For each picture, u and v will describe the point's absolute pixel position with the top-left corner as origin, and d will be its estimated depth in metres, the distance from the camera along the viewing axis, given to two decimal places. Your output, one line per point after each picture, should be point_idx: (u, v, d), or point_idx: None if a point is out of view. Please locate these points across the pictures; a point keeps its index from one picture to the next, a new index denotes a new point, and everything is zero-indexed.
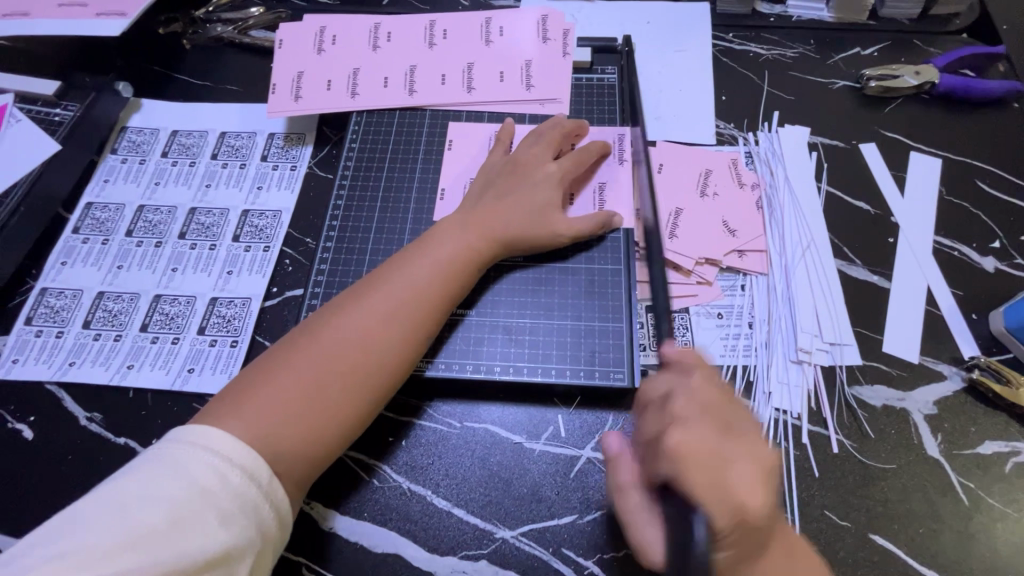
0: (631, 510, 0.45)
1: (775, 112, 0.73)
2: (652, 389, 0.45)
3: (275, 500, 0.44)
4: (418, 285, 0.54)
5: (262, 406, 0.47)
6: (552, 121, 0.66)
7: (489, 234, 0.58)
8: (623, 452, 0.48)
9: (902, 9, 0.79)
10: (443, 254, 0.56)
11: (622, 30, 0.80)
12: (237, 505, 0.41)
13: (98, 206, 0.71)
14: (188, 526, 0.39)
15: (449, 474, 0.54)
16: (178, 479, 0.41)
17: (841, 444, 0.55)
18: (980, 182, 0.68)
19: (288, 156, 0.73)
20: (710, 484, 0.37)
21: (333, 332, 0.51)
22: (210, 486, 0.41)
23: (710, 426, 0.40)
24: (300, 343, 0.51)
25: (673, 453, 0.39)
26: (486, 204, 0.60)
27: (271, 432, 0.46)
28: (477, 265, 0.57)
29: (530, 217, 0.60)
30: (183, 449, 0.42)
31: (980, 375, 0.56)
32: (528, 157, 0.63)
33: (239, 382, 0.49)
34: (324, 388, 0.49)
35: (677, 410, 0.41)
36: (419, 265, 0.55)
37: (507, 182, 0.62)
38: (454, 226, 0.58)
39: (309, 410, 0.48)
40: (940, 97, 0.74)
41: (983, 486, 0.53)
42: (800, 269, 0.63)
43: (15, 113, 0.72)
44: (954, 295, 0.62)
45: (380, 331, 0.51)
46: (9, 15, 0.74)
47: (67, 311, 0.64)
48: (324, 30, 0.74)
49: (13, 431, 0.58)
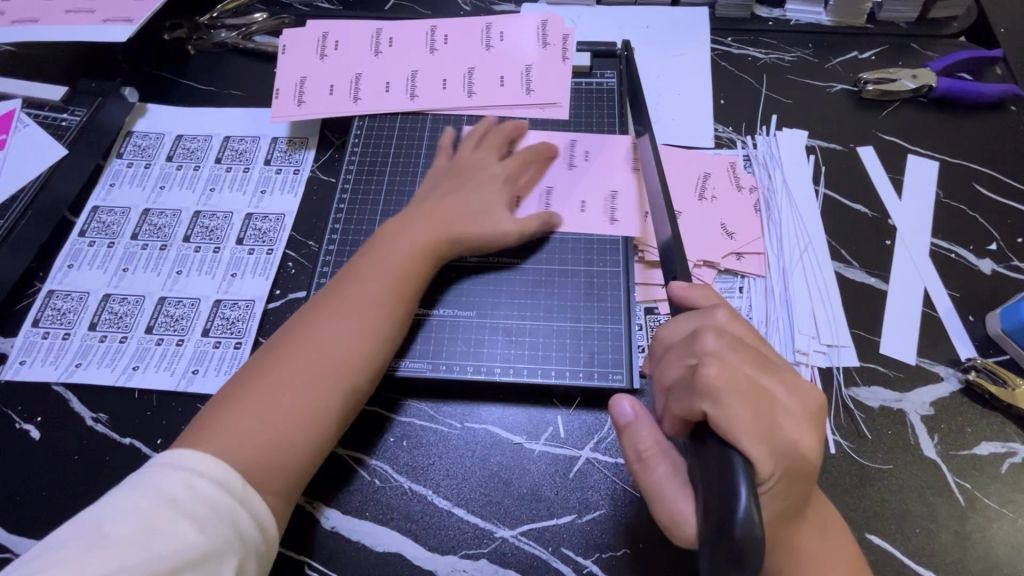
0: (656, 475, 0.42)
1: (773, 116, 0.74)
2: (673, 331, 0.46)
3: (252, 505, 0.45)
4: (389, 285, 0.55)
5: (242, 414, 0.48)
6: (494, 127, 0.68)
7: (445, 237, 0.59)
8: (638, 418, 0.44)
9: (900, 13, 0.79)
10: (414, 253, 0.57)
11: (621, 34, 0.81)
12: (211, 512, 0.42)
13: (103, 210, 0.72)
14: (162, 534, 0.40)
15: (450, 474, 0.55)
16: (151, 494, 0.41)
17: (838, 445, 0.55)
18: (977, 184, 0.69)
19: (291, 160, 0.74)
20: (757, 417, 0.38)
21: (296, 343, 0.52)
22: (181, 497, 0.42)
23: (747, 361, 0.41)
24: (276, 351, 0.52)
25: (717, 387, 0.38)
26: (434, 204, 0.61)
27: (246, 447, 0.46)
28: (431, 265, 0.58)
29: (477, 217, 0.61)
30: (159, 465, 0.44)
31: (976, 376, 0.57)
32: (472, 160, 0.65)
33: (210, 406, 0.50)
34: (292, 397, 0.49)
35: (709, 345, 0.41)
36: (375, 268, 0.56)
37: (454, 182, 0.63)
38: (405, 228, 0.59)
39: (280, 420, 0.48)
40: (938, 100, 0.74)
41: (980, 486, 0.53)
42: (798, 271, 0.63)
43: (24, 118, 0.73)
44: (951, 297, 0.62)
45: (341, 335, 0.52)
46: (17, 22, 0.75)
47: (73, 313, 0.65)
48: (327, 36, 0.75)
49: (20, 432, 0.59)
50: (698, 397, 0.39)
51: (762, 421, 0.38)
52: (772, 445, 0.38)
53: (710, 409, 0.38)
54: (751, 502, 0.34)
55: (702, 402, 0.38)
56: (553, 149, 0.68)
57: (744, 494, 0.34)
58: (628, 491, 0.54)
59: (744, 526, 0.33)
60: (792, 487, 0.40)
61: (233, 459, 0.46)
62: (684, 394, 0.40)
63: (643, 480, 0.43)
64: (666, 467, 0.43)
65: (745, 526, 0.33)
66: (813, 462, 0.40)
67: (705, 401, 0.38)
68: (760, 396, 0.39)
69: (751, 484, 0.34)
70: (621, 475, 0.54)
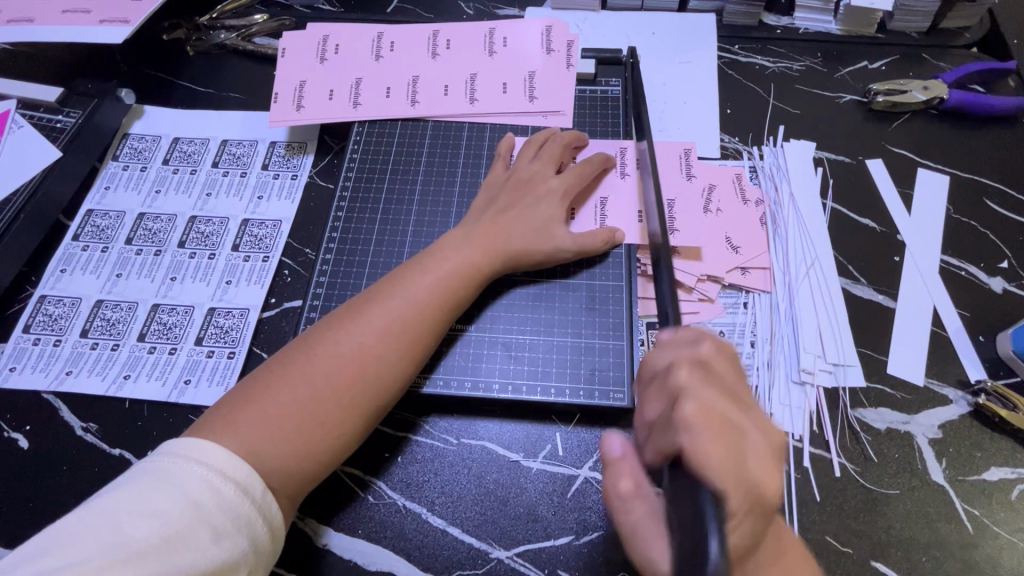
0: (635, 515, 0.40)
1: (780, 126, 0.73)
2: (660, 359, 0.45)
3: (269, 515, 0.43)
4: (422, 301, 0.53)
5: (258, 419, 0.46)
6: (555, 136, 0.66)
7: (492, 252, 0.57)
8: (625, 456, 0.42)
9: (912, 23, 0.78)
10: (448, 268, 0.55)
11: (627, 40, 0.79)
12: (230, 520, 0.41)
13: (98, 213, 0.70)
14: (181, 541, 0.38)
15: (445, 492, 0.54)
16: (171, 494, 0.40)
17: (843, 468, 0.54)
18: (988, 200, 0.67)
19: (289, 165, 0.73)
20: (728, 453, 0.36)
21: (332, 348, 0.50)
22: (203, 501, 0.40)
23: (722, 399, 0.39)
24: (299, 355, 0.50)
25: (691, 422, 0.37)
26: (491, 219, 0.59)
27: (264, 447, 0.45)
28: (479, 281, 0.57)
29: (534, 233, 0.59)
30: (176, 461, 0.42)
31: (985, 400, 0.55)
32: (529, 172, 0.63)
33: (234, 397, 0.48)
34: (320, 404, 0.48)
35: (683, 380, 0.40)
36: (423, 280, 0.54)
37: (512, 196, 0.61)
38: (458, 242, 0.57)
39: (305, 426, 0.47)
40: (949, 112, 0.73)
41: (988, 513, 0.52)
42: (804, 288, 0.62)
43: (18, 119, 0.72)
44: (961, 316, 0.61)
45: (379, 347, 0.51)
46: (14, 21, 0.74)
47: (65, 319, 0.64)
48: (328, 39, 0.74)
49: (9, 440, 0.58)
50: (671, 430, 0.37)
51: (732, 456, 0.36)
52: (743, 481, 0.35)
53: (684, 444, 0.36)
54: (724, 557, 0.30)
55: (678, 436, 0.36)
56: (608, 158, 0.65)
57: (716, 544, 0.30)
58: None
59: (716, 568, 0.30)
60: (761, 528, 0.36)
61: (254, 462, 0.45)
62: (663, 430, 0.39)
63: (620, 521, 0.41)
64: (645, 508, 0.41)
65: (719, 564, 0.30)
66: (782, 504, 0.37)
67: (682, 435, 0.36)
68: (729, 431, 0.37)
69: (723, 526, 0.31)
70: None
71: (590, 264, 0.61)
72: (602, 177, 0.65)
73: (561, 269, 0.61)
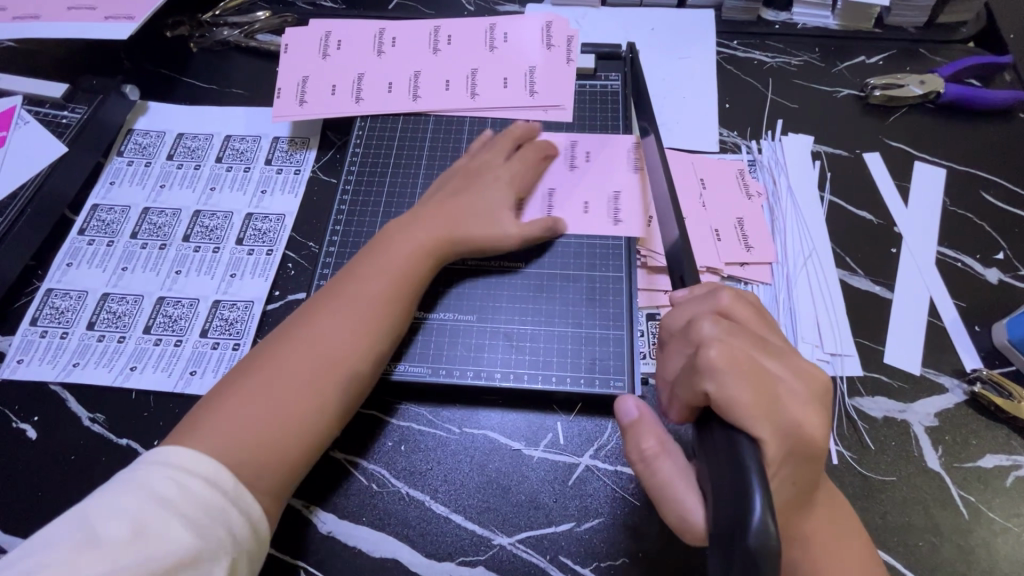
0: (661, 474, 0.42)
1: (779, 120, 0.73)
2: (678, 316, 0.45)
3: (244, 505, 0.44)
4: (383, 286, 0.54)
5: (234, 417, 0.47)
6: (505, 130, 0.67)
7: (453, 237, 0.58)
8: (643, 416, 0.44)
9: (909, 18, 0.79)
10: (406, 253, 0.56)
11: (626, 36, 0.80)
12: (202, 511, 0.41)
13: (104, 208, 0.71)
14: (152, 534, 0.39)
15: (448, 480, 0.55)
16: (139, 493, 0.41)
17: (840, 456, 0.54)
18: (985, 193, 0.68)
19: (292, 160, 0.74)
20: (759, 393, 0.37)
21: (297, 341, 0.51)
22: (169, 495, 0.41)
23: (747, 342, 0.40)
24: (269, 353, 0.51)
25: (717, 368, 0.38)
26: (439, 206, 0.61)
27: (242, 443, 0.46)
28: (434, 263, 0.58)
29: (484, 219, 0.60)
30: (144, 465, 0.43)
31: (981, 388, 0.56)
32: (480, 161, 0.64)
33: (207, 403, 0.49)
34: (293, 396, 0.49)
35: (709, 330, 0.40)
36: (381, 267, 0.55)
37: (461, 183, 0.63)
38: (412, 228, 0.59)
39: (281, 418, 0.48)
40: (945, 106, 0.74)
41: (984, 499, 0.52)
42: (802, 279, 0.63)
43: (24, 115, 0.73)
44: (957, 306, 0.61)
45: (346, 333, 0.52)
46: (19, 18, 0.75)
47: (71, 312, 0.65)
48: (330, 35, 0.75)
49: (17, 431, 0.59)
50: (699, 378, 0.38)
51: (764, 398, 0.37)
52: (775, 428, 0.37)
53: (712, 389, 0.37)
54: (767, 511, 0.32)
55: (704, 382, 0.38)
56: (552, 150, 0.67)
57: (759, 503, 0.32)
58: (629, 499, 0.53)
59: (757, 535, 0.31)
60: (799, 471, 0.39)
61: (233, 454, 0.45)
62: (687, 379, 0.40)
63: (649, 483, 0.43)
64: (670, 464, 0.42)
65: (759, 538, 0.31)
66: (820, 445, 0.39)
67: (707, 382, 0.38)
68: (761, 376, 0.38)
69: (767, 491, 0.33)
70: (621, 483, 0.54)
71: (535, 257, 0.62)
72: (552, 168, 0.67)
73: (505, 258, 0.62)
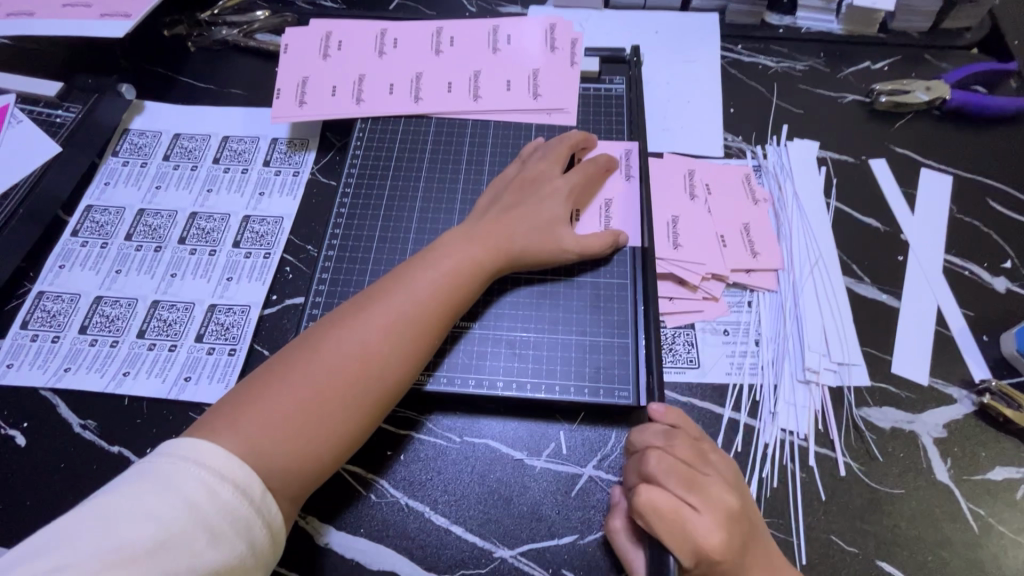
0: (635, 563, 0.48)
1: (784, 126, 0.73)
2: (639, 438, 0.50)
3: (268, 516, 0.43)
4: (424, 299, 0.53)
5: (260, 419, 0.46)
6: (560, 137, 0.65)
7: (500, 250, 0.57)
8: (622, 503, 0.51)
9: (914, 23, 0.78)
10: (449, 265, 0.55)
11: (630, 39, 0.79)
12: (228, 524, 0.40)
13: (98, 209, 0.70)
14: (178, 545, 0.38)
15: (448, 490, 0.54)
16: (168, 497, 0.39)
17: (848, 468, 0.53)
18: (991, 200, 0.67)
19: (291, 161, 0.72)
20: (672, 535, 0.43)
21: (334, 347, 0.50)
22: (200, 504, 0.40)
23: (679, 480, 0.45)
24: (300, 355, 0.50)
25: (645, 510, 0.44)
26: (495, 218, 0.59)
27: (262, 447, 0.45)
28: (482, 280, 0.56)
29: (538, 233, 0.58)
30: (174, 462, 0.41)
31: (990, 399, 0.55)
32: (535, 172, 0.62)
33: (234, 397, 0.48)
34: (319, 405, 0.48)
35: (651, 467, 0.46)
36: (424, 278, 0.54)
37: (517, 194, 0.61)
38: (460, 240, 0.57)
39: (306, 428, 0.47)
40: (952, 113, 0.73)
41: (993, 513, 0.51)
42: (808, 286, 0.62)
43: (17, 113, 0.71)
44: (965, 315, 0.61)
45: (383, 346, 0.50)
46: (13, 15, 0.74)
47: (64, 315, 0.63)
48: (330, 35, 0.74)
49: (6, 437, 0.58)
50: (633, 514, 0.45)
51: (676, 535, 0.43)
52: (687, 558, 0.43)
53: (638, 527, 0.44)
54: None
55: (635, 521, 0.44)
56: (611, 160, 0.65)
57: None
58: None
59: None
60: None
61: (254, 461, 0.44)
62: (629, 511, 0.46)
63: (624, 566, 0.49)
64: (641, 559, 0.48)
65: None
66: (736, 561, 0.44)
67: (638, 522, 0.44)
68: (683, 516, 0.44)
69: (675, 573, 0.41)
70: None
71: (592, 272, 0.61)
72: (606, 176, 0.65)
73: (564, 269, 0.61)
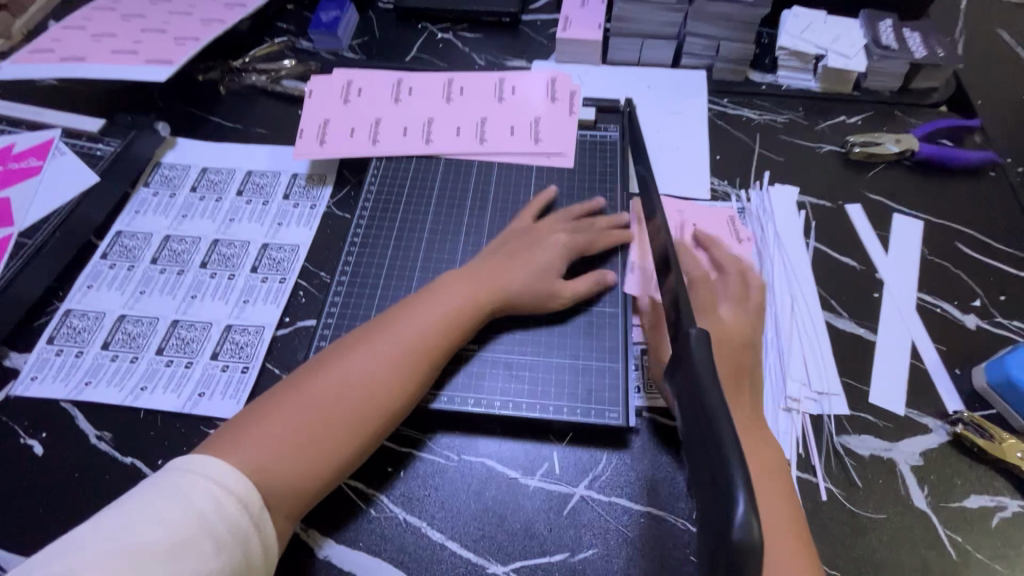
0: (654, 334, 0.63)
1: (766, 172, 0.79)
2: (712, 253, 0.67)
3: (265, 533, 0.45)
4: (428, 332, 0.57)
5: (265, 436, 0.49)
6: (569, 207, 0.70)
7: (494, 284, 0.61)
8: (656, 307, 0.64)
9: (884, 83, 0.85)
10: (452, 302, 0.59)
11: (624, 91, 0.87)
12: (231, 534, 0.43)
13: (126, 235, 0.75)
14: (185, 551, 0.41)
15: (445, 506, 0.56)
16: (179, 504, 0.42)
17: (829, 492, 0.56)
18: (960, 244, 0.72)
19: (309, 195, 0.78)
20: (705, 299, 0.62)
21: (342, 372, 0.53)
22: (208, 513, 0.43)
23: (734, 279, 0.63)
24: (308, 378, 0.53)
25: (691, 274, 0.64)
26: (489, 258, 0.64)
27: (261, 464, 0.48)
28: (480, 316, 0.60)
29: (532, 278, 0.62)
30: (185, 473, 0.44)
31: (963, 429, 0.58)
32: (542, 228, 0.67)
33: (241, 417, 0.51)
34: (322, 426, 0.51)
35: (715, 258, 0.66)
36: (429, 312, 0.58)
37: (519, 244, 0.66)
38: (463, 278, 0.62)
39: (306, 446, 0.50)
40: (921, 163, 0.79)
41: (970, 540, 0.53)
42: (789, 318, 0.66)
43: (61, 146, 0.78)
44: (938, 350, 0.64)
45: (386, 374, 0.54)
46: (65, 59, 0.81)
47: (88, 331, 0.67)
48: (351, 83, 0.81)
49: (24, 447, 0.60)
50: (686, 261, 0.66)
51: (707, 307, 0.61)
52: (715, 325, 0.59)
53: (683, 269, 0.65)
54: (750, 515, 0.33)
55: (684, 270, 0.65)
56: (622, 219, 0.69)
57: (742, 502, 0.33)
58: (622, 531, 0.54)
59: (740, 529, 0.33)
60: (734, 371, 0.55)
61: (257, 477, 0.47)
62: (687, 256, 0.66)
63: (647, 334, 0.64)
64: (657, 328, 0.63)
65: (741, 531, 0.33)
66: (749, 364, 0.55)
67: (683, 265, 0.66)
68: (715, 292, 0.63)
69: (751, 493, 0.34)
70: (615, 514, 0.55)
71: (586, 305, 0.64)
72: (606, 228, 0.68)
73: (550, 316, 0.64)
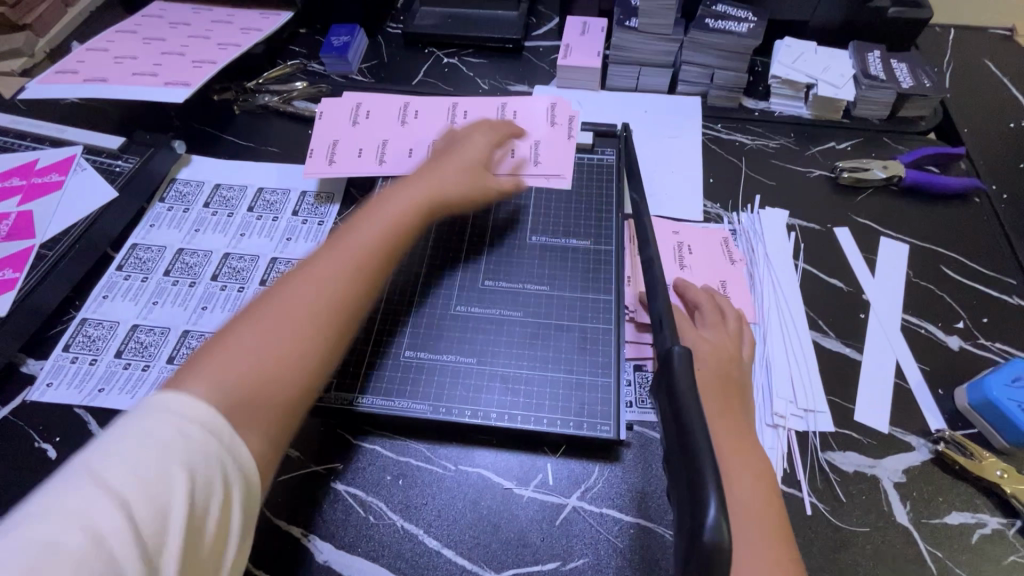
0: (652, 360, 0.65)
1: (757, 195, 0.82)
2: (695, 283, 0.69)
3: (239, 456, 0.41)
4: (369, 241, 0.59)
5: (217, 363, 0.47)
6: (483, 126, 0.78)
7: (427, 196, 0.66)
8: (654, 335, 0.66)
9: (873, 111, 0.89)
10: (388, 217, 0.62)
11: (621, 115, 0.91)
12: (202, 461, 0.39)
13: (142, 247, 0.78)
14: (151, 484, 0.36)
15: (442, 514, 0.58)
16: (142, 441, 0.38)
17: (814, 506, 0.57)
18: (944, 267, 0.75)
19: (317, 212, 0.81)
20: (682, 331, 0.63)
21: (289, 293, 0.53)
22: (172, 445, 0.38)
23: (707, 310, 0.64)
24: (255, 311, 0.52)
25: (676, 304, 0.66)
26: (418, 176, 0.68)
27: (233, 386, 0.46)
28: (413, 226, 0.64)
29: (463, 184, 0.69)
30: (144, 412, 0.40)
31: (944, 447, 0.60)
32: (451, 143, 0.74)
33: (197, 355, 0.48)
34: (277, 340, 0.50)
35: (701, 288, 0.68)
36: (370, 227, 0.60)
37: (434, 158, 0.72)
38: (395, 200, 0.65)
39: (264, 363, 0.48)
40: (907, 188, 0.82)
41: (951, 555, 0.55)
42: (777, 337, 0.68)
43: (83, 163, 0.81)
44: (922, 370, 0.66)
45: (334, 281, 0.55)
46: (89, 80, 0.85)
47: (102, 340, 0.70)
48: (360, 106, 0.85)
49: (38, 450, 0.63)
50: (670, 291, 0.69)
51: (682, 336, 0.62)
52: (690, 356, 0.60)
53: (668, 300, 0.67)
54: (721, 518, 0.36)
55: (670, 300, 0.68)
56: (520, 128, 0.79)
57: (713, 507, 0.36)
58: (611, 542, 0.56)
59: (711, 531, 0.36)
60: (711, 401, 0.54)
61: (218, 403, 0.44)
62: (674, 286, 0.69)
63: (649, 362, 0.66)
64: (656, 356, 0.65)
65: (713, 537, 0.35)
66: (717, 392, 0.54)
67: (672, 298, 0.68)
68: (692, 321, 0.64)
69: (721, 496, 0.37)
70: (605, 524, 0.57)
71: (580, 322, 0.67)
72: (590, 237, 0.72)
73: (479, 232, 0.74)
